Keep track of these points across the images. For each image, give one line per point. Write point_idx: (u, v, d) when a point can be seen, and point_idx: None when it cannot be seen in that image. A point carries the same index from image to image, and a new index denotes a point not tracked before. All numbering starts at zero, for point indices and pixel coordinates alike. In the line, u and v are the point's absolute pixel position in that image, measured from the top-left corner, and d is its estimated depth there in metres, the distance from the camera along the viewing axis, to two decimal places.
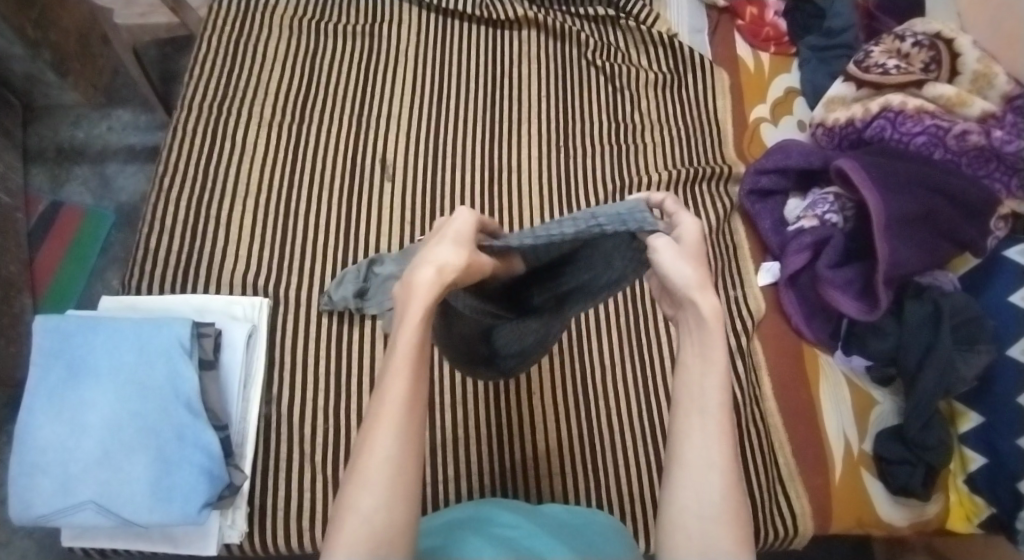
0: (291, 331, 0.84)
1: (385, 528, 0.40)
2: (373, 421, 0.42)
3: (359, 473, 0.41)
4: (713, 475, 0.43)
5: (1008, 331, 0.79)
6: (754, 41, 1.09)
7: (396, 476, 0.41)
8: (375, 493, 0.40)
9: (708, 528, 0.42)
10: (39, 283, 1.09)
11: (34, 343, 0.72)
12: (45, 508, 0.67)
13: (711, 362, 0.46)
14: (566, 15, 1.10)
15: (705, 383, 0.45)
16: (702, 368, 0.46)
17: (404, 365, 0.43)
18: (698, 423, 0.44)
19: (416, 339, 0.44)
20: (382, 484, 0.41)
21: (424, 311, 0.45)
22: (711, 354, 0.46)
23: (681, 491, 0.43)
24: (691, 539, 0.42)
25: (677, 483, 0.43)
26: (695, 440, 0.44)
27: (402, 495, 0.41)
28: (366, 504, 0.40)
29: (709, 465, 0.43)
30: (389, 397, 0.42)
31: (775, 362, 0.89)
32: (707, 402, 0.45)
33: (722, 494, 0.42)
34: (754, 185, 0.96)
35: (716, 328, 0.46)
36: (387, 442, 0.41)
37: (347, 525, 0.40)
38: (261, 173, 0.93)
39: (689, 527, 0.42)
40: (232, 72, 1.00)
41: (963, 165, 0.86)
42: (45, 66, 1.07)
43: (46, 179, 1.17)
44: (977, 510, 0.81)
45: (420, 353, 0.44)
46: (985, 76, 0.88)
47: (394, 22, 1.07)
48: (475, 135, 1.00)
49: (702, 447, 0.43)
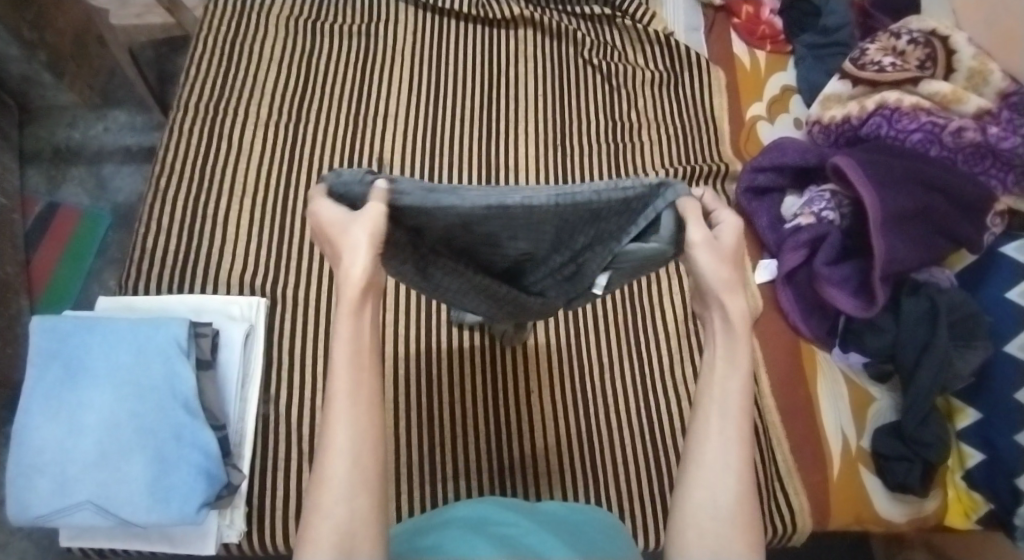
0: (289, 330, 0.84)
1: (355, 529, 0.41)
2: (324, 428, 0.43)
3: (320, 469, 0.42)
4: (729, 476, 0.45)
5: (1006, 326, 0.79)
6: (750, 40, 1.10)
7: (359, 476, 0.42)
8: (342, 495, 0.41)
9: (718, 528, 0.44)
10: (36, 285, 1.09)
11: (31, 343, 0.72)
12: (43, 508, 0.67)
13: (734, 366, 0.47)
14: (563, 14, 1.10)
15: (725, 385, 0.47)
16: (722, 372, 0.47)
17: (347, 363, 0.43)
18: (717, 424, 0.46)
19: (351, 333, 0.44)
20: (346, 485, 0.42)
21: (357, 305, 0.44)
22: (733, 360, 0.47)
23: (696, 489, 0.45)
24: (704, 538, 0.44)
25: (693, 483, 0.46)
26: (711, 445, 0.46)
27: (365, 498, 0.42)
28: (331, 505, 0.41)
29: (724, 465, 0.45)
30: (337, 399, 0.42)
31: (772, 358, 0.89)
32: (728, 402, 0.46)
33: (736, 499, 0.45)
34: (750, 183, 0.96)
35: (741, 331, 0.47)
36: (343, 441, 0.42)
37: (313, 527, 0.41)
38: (258, 173, 0.93)
39: (703, 527, 0.45)
40: (229, 71, 1.00)
41: (959, 162, 0.86)
42: (41, 67, 1.07)
43: (42, 181, 1.17)
44: (976, 505, 0.81)
45: (360, 343, 0.44)
46: (980, 73, 0.88)
47: (391, 21, 1.07)
48: (471, 134, 1.00)
49: (717, 449, 0.46)
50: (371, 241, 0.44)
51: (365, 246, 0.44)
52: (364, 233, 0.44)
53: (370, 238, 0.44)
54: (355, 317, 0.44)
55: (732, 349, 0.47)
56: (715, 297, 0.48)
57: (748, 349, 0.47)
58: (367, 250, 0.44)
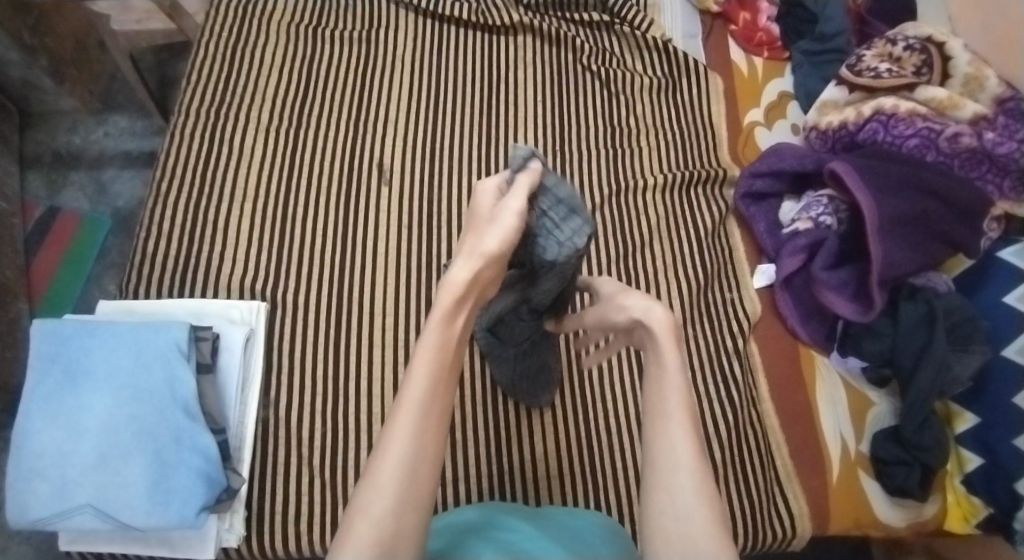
0: (289, 334, 0.85)
1: (394, 532, 0.44)
2: (389, 433, 0.46)
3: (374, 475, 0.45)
4: (683, 478, 0.46)
5: (1003, 330, 0.80)
6: (747, 46, 1.11)
7: (411, 486, 0.45)
8: (388, 499, 0.44)
9: (685, 530, 0.45)
10: (36, 288, 1.09)
11: (32, 347, 0.72)
12: (41, 512, 0.67)
13: (668, 372, 0.50)
14: (561, 21, 1.11)
15: (665, 391, 0.50)
16: (659, 383, 0.50)
17: (426, 374, 0.46)
18: (664, 429, 0.48)
19: (437, 338, 0.47)
20: (394, 488, 0.44)
21: (452, 308, 0.48)
22: (667, 369, 0.51)
23: (655, 496, 0.47)
24: (672, 540, 0.45)
25: (651, 489, 0.47)
26: (665, 454, 0.47)
27: (409, 502, 0.45)
28: (378, 509, 0.44)
29: (676, 465, 0.47)
30: (408, 406, 0.46)
31: (771, 363, 0.90)
32: (670, 404, 0.49)
33: (693, 498, 0.46)
34: (749, 189, 0.97)
35: (665, 338, 0.52)
36: (404, 450, 0.45)
37: (357, 527, 0.43)
38: (258, 178, 0.94)
39: (667, 530, 0.46)
40: (230, 76, 1.01)
41: (955, 167, 0.87)
42: (41, 71, 1.08)
43: (42, 185, 1.17)
44: (975, 510, 0.81)
45: (441, 359, 0.47)
46: (976, 79, 0.89)
47: (391, 28, 1.08)
48: (471, 139, 1.00)
49: (668, 455, 0.47)
50: (484, 259, 0.48)
51: (477, 258, 0.48)
52: (486, 247, 0.48)
53: (486, 254, 0.48)
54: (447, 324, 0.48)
55: (664, 361, 0.51)
56: (633, 322, 0.55)
57: (677, 354, 0.51)
58: (475, 265, 0.48)
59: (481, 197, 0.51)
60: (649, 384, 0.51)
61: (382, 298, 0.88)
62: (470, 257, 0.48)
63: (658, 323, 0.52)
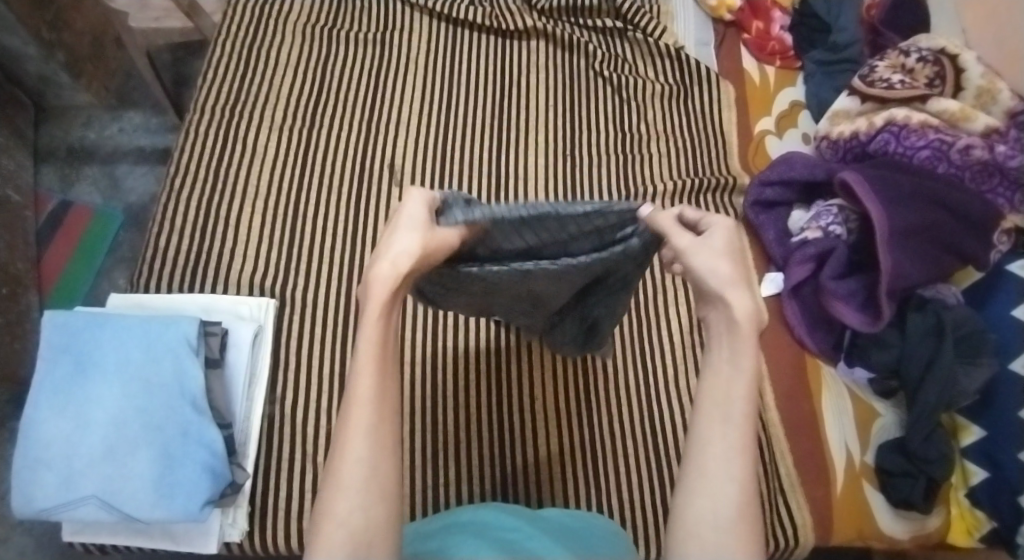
0: (297, 332, 0.85)
1: (362, 529, 0.45)
2: (343, 431, 0.46)
3: (337, 474, 0.46)
4: (728, 487, 0.44)
5: (1011, 344, 0.79)
6: (759, 55, 1.11)
7: (372, 481, 0.46)
8: (353, 498, 0.45)
9: (719, 539, 0.43)
10: (47, 281, 1.10)
11: (42, 338, 0.73)
12: (47, 502, 0.67)
13: (737, 369, 0.46)
14: (574, 26, 1.11)
15: (728, 390, 0.46)
16: (726, 376, 0.46)
17: (369, 371, 0.47)
18: (720, 432, 0.45)
19: (376, 335, 0.47)
20: (357, 486, 0.45)
21: (385, 305, 0.48)
22: (737, 365, 0.46)
23: (697, 498, 0.44)
24: (703, 546, 0.43)
25: (695, 490, 0.44)
26: (714, 458, 0.44)
27: (376, 496, 0.46)
28: (344, 508, 0.45)
29: (726, 476, 0.44)
30: (359, 405, 0.46)
31: (776, 371, 0.89)
32: (733, 408, 0.45)
33: (737, 510, 0.43)
34: (759, 197, 0.96)
35: (747, 329, 0.46)
36: (359, 449, 0.46)
37: (327, 527, 0.44)
38: (270, 176, 0.94)
39: (702, 536, 0.43)
40: (244, 74, 1.01)
41: (966, 180, 0.86)
42: (58, 66, 1.09)
43: (56, 179, 1.18)
44: (978, 524, 0.80)
45: (383, 353, 0.48)
46: (988, 92, 0.89)
47: (405, 30, 1.08)
48: (481, 141, 1.01)
49: (721, 461, 0.44)
50: (423, 250, 0.48)
51: (415, 252, 0.48)
52: (420, 241, 0.48)
53: (424, 246, 0.48)
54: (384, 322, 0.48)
55: (737, 356, 0.46)
56: (717, 298, 0.48)
57: (755, 351, 0.46)
58: (416, 255, 0.47)
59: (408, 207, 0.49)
60: (711, 375, 0.47)
61: None
62: (419, 232, 0.48)
63: (739, 309, 0.46)
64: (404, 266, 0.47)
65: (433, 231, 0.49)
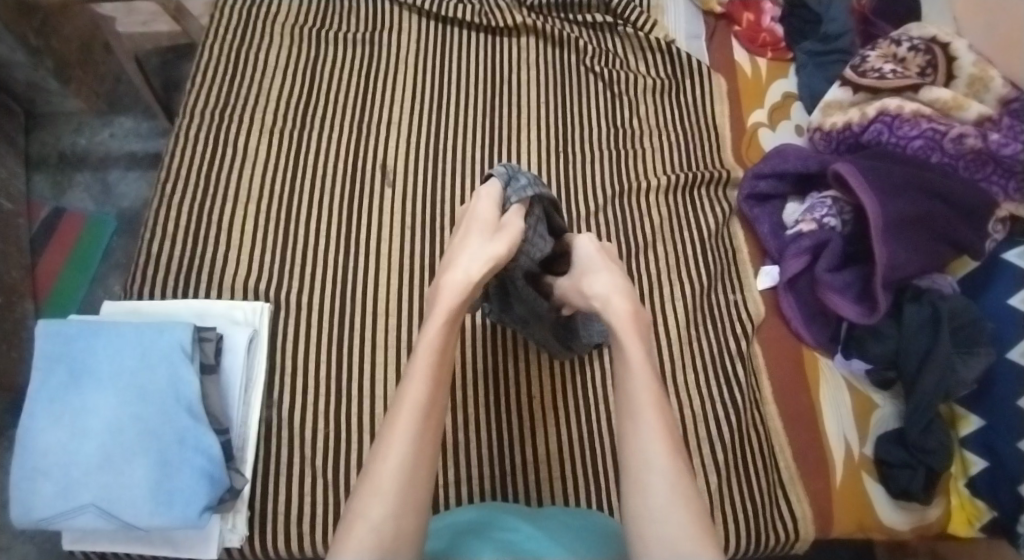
0: (292, 335, 0.85)
1: (392, 533, 0.50)
2: (386, 441, 0.54)
3: (373, 483, 0.52)
4: (657, 474, 0.54)
5: (1008, 333, 0.79)
6: (751, 47, 1.10)
7: (406, 490, 0.52)
8: (385, 503, 0.51)
9: (663, 524, 0.52)
10: (41, 289, 1.09)
11: (36, 347, 0.73)
12: (45, 512, 0.67)
13: (632, 371, 0.60)
14: (565, 22, 1.11)
15: (634, 392, 0.59)
16: (627, 381, 0.60)
17: (421, 380, 0.56)
18: (636, 430, 0.57)
19: (437, 342, 0.59)
20: (391, 492, 0.51)
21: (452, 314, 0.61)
22: (632, 367, 0.60)
23: (636, 497, 0.54)
24: (653, 534, 0.52)
25: (630, 492, 0.55)
26: (640, 452, 0.56)
27: (408, 503, 0.52)
28: (377, 512, 0.51)
29: (653, 467, 0.55)
30: (403, 415, 0.55)
31: (774, 364, 0.89)
32: (641, 406, 0.58)
33: (669, 491, 0.54)
34: (752, 190, 0.96)
35: (629, 337, 0.62)
36: (398, 456, 0.53)
37: (357, 531, 0.50)
38: (262, 179, 0.94)
39: (649, 526, 0.53)
40: (234, 78, 1.01)
41: (960, 168, 0.86)
42: (47, 73, 1.08)
43: (48, 186, 1.18)
44: (978, 513, 0.81)
45: (435, 366, 0.58)
46: (981, 80, 0.89)
47: (394, 29, 1.08)
48: (474, 140, 1.00)
49: (643, 453, 0.56)
50: (492, 261, 0.63)
51: (486, 262, 0.62)
52: (493, 252, 0.63)
53: (494, 257, 0.63)
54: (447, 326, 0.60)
55: (629, 361, 0.61)
56: (606, 313, 0.65)
57: (641, 352, 0.61)
58: (486, 265, 0.62)
59: (478, 207, 0.67)
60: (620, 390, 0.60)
61: (385, 299, 0.88)
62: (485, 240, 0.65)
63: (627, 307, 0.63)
64: (475, 275, 0.62)
65: (501, 232, 0.65)
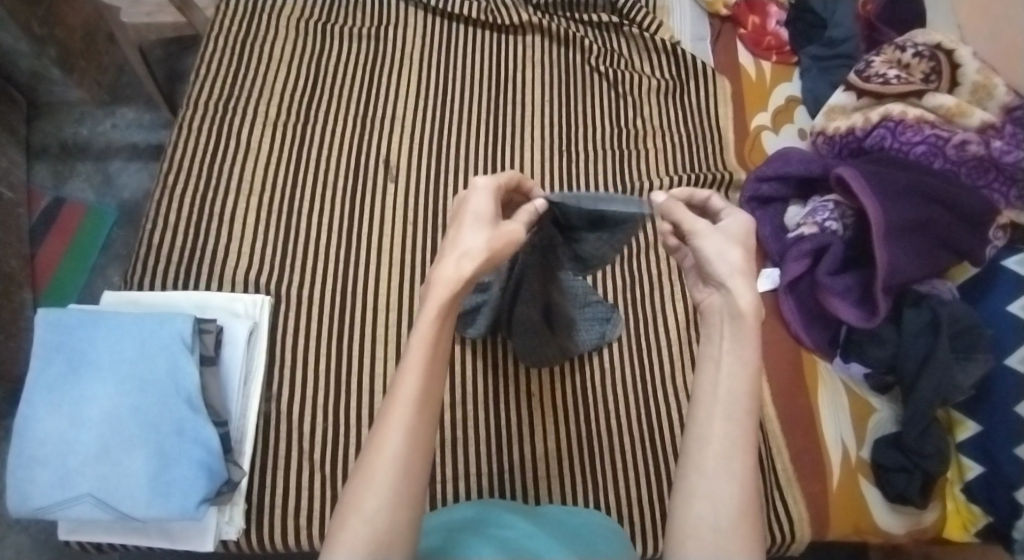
0: (292, 330, 0.85)
1: (387, 530, 0.45)
2: (382, 431, 0.47)
3: (368, 473, 0.46)
4: (729, 484, 0.44)
5: (1007, 339, 0.80)
6: (756, 50, 1.10)
7: (403, 483, 0.46)
8: (380, 494, 0.45)
9: (719, 539, 0.43)
10: (40, 279, 1.09)
11: (36, 336, 0.72)
12: (41, 501, 0.67)
13: (743, 365, 0.48)
14: (570, 21, 1.11)
15: (735, 388, 0.47)
16: (729, 376, 0.48)
17: (419, 369, 0.48)
18: (723, 427, 0.46)
19: (430, 335, 0.49)
20: (388, 486, 0.45)
21: (447, 306, 0.50)
22: (743, 362, 0.48)
23: (698, 497, 0.44)
24: (703, 542, 0.43)
25: (692, 490, 0.45)
26: (715, 452, 0.45)
27: (404, 497, 0.46)
28: (371, 506, 0.45)
29: (727, 473, 0.44)
30: (403, 404, 0.48)
31: (773, 367, 0.89)
32: (736, 406, 0.47)
33: (737, 504, 0.44)
34: (755, 192, 0.96)
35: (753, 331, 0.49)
36: (397, 446, 0.46)
37: (350, 522, 0.44)
38: (264, 172, 0.94)
39: (700, 531, 0.44)
40: (238, 70, 1.01)
41: (962, 175, 0.86)
42: (50, 62, 1.08)
43: (48, 175, 1.18)
44: (974, 518, 0.81)
45: (434, 354, 0.49)
46: (984, 88, 0.89)
47: (399, 25, 1.08)
48: (478, 137, 1.00)
49: (721, 456, 0.45)
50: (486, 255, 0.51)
51: (478, 257, 0.51)
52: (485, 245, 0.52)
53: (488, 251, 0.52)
54: (442, 320, 0.50)
55: (741, 356, 0.48)
56: (723, 287, 0.50)
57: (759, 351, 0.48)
58: (477, 262, 0.51)
59: (473, 201, 0.56)
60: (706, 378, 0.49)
61: (386, 295, 0.88)
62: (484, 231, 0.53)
63: (744, 301, 0.49)
64: (469, 270, 0.50)
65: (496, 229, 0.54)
